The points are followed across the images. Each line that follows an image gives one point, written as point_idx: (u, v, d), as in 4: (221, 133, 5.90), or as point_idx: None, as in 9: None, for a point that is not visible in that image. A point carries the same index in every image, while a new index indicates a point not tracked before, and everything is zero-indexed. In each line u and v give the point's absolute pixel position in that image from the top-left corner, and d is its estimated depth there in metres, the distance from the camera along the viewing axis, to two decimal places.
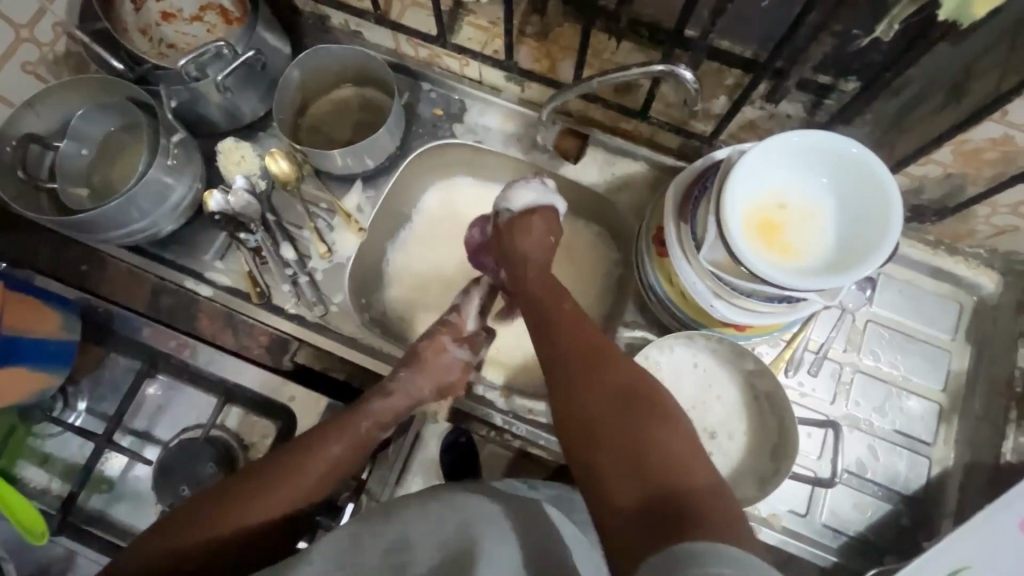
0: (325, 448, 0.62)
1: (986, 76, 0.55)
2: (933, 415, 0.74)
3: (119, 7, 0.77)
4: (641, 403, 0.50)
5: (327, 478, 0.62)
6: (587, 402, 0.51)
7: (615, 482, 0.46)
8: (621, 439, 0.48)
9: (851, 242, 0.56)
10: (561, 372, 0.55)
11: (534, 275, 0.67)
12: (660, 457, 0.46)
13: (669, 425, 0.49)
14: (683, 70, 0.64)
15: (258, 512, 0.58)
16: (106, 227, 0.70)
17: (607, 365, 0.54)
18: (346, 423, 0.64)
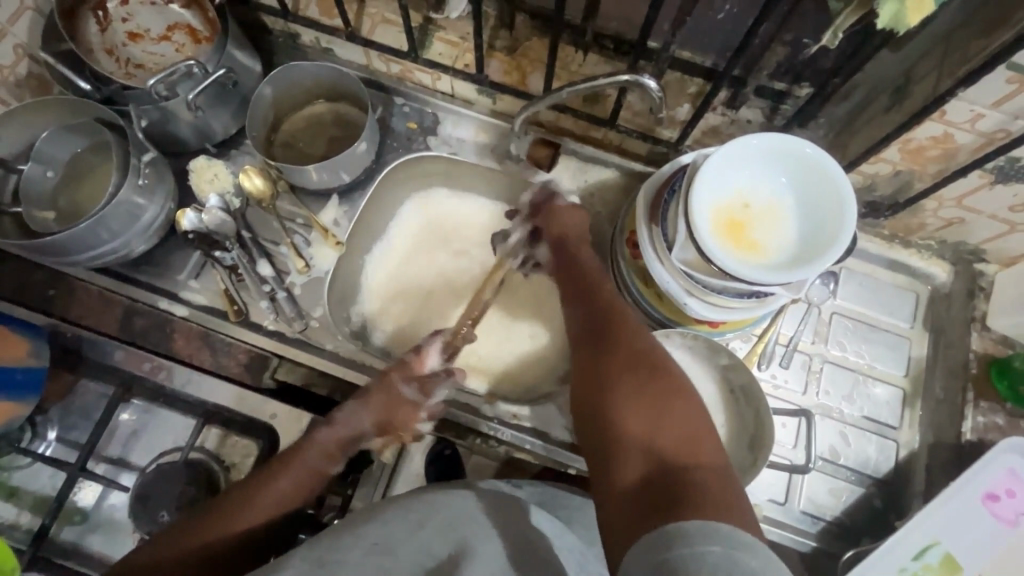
0: (272, 484, 0.61)
1: (926, 79, 0.59)
2: (898, 400, 0.78)
3: (84, 28, 0.77)
4: (658, 379, 0.54)
5: (273, 514, 0.60)
6: (612, 379, 0.55)
7: (627, 450, 0.50)
8: (636, 411, 0.52)
9: (812, 237, 0.60)
10: (591, 351, 0.59)
11: (581, 261, 0.71)
12: (671, 431, 0.50)
13: (683, 402, 0.52)
14: (648, 79, 0.66)
15: (214, 542, 0.57)
16: (74, 249, 0.69)
17: (629, 345, 0.58)
18: (285, 465, 0.63)
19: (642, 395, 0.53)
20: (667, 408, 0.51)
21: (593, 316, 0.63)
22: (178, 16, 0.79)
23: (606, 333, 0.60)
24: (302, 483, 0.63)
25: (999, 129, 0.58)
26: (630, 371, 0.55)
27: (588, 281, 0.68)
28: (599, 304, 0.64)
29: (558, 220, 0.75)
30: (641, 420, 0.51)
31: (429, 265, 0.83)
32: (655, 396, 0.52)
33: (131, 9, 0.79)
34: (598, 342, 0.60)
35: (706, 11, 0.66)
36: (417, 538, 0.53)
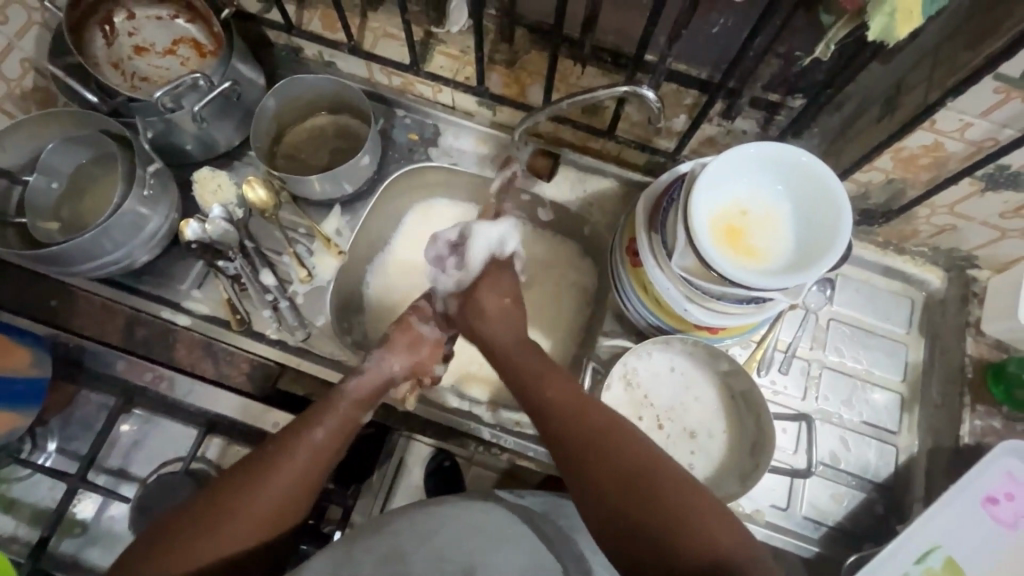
0: (310, 434, 0.63)
1: (916, 89, 0.61)
2: (896, 405, 0.79)
3: (90, 42, 0.78)
4: (657, 478, 0.53)
5: (317, 466, 0.63)
6: (613, 491, 0.53)
7: (657, 558, 0.49)
8: (652, 521, 0.51)
9: (809, 242, 0.61)
10: (574, 460, 0.57)
11: (516, 360, 0.69)
12: (690, 529, 0.49)
13: (688, 491, 0.52)
14: (645, 89, 0.68)
15: (267, 493, 0.59)
16: (79, 259, 0.69)
17: (613, 444, 0.56)
18: (323, 415, 0.65)
19: (648, 501, 0.52)
20: (678, 505, 0.51)
21: (556, 421, 0.60)
22: (184, 31, 0.80)
23: (589, 438, 0.57)
24: (342, 430, 0.66)
25: (987, 138, 0.60)
26: (629, 474, 0.54)
27: (541, 377, 0.65)
28: (568, 399, 0.62)
29: (478, 314, 0.74)
30: (656, 528, 0.50)
31: (430, 275, 0.84)
32: (662, 494, 0.52)
33: (138, 24, 0.80)
34: (578, 447, 0.58)
35: (701, 26, 0.68)
36: (425, 548, 0.54)
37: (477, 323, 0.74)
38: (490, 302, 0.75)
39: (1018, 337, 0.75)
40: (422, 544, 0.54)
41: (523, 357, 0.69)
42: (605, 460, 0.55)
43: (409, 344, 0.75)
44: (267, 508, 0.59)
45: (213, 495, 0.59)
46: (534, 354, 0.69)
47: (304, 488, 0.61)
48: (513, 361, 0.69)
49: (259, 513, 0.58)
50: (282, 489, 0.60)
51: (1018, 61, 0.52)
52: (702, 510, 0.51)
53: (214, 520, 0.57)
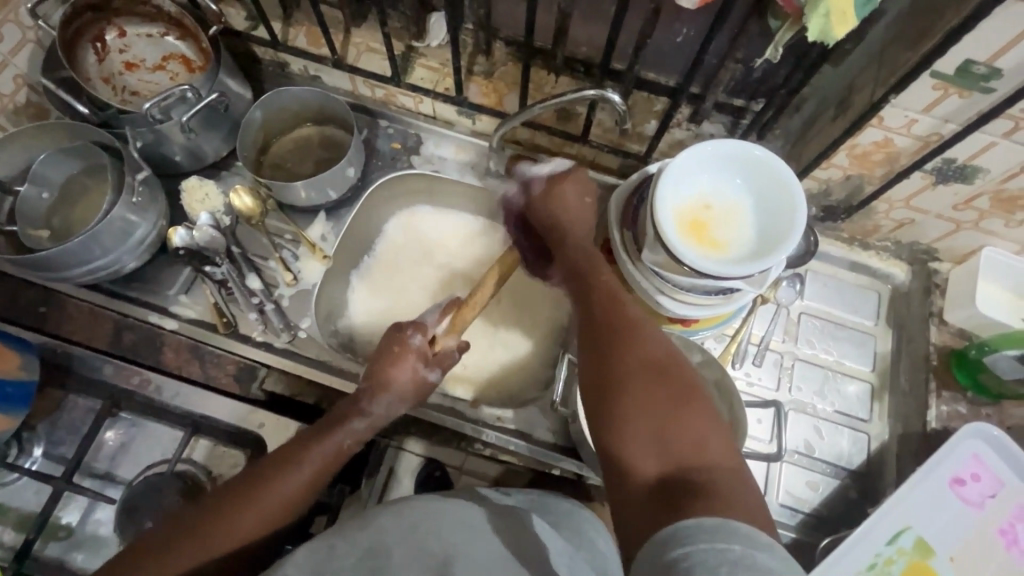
0: (304, 467, 0.60)
1: (865, 89, 0.65)
2: (867, 394, 0.81)
3: (82, 58, 0.81)
4: (669, 380, 0.52)
5: (282, 514, 0.59)
6: (621, 383, 0.52)
7: (646, 449, 0.48)
8: (653, 416, 0.50)
9: (770, 231, 0.64)
10: (597, 347, 0.56)
11: (575, 240, 0.67)
12: (686, 433, 0.49)
13: (695, 399, 0.51)
14: (612, 93, 0.71)
15: (250, 522, 0.57)
16: (67, 264, 0.71)
17: (636, 341, 0.55)
18: (301, 459, 0.61)
19: (653, 396, 0.51)
20: (678, 409, 0.50)
21: (597, 304, 0.59)
22: (173, 47, 0.84)
23: (622, 321, 0.57)
24: (318, 477, 0.61)
25: (932, 133, 0.64)
26: (642, 369, 0.52)
27: (591, 266, 0.64)
28: (604, 294, 0.60)
29: (558, 202, 0.69)
30: (654, 425, 0.49)
31: (413, 279, 0.86)
32: (667, 394, 0.51)
33: (128, 41, 0.83)
34: (606, 328, 0.57)
35: (665, 35, 0.72)
36: (407, 540, 0.54)
37: (553, 211, 0.69)
38: (577, 203, 0.69)
39: (977, 324, 0.79)
40: (404, 534, 0.55)
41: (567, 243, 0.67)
42: (627, 350, 0.54)
43: (414, 386, 0.67)
44: (226, 551, 0.56)
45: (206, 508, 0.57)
46: (589, 246, 0.66)
47: (267, 532, 0.58)
48: (577, 247, 0.66)
49: (217, 555, 0.55)
50: (242, 536, 0.56)
51: (951, 59, 0.56)
52: (705, 423, 0.49)
53: (195, 538, 0.55)
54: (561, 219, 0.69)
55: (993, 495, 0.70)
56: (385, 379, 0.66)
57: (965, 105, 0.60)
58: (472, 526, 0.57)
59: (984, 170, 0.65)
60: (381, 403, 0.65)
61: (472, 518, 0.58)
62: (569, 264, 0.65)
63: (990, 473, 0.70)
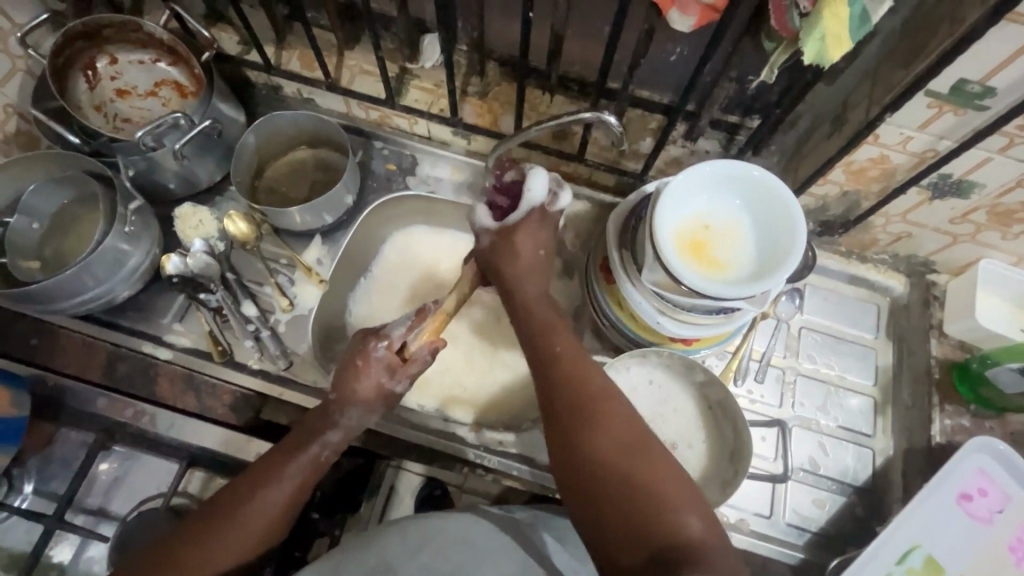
0: (283, 483, 0.60)
1: (859, 107, 0.65)
2: (870, 408, 0.81)
3: (73, 87, 0.80)
4: (644, 462, 0.52)
5: (263, 536, 0.58)
6: (594, 475, 0.52)
7: (619, 523, 0.50)
8: (632, 502, 0.50)
9: (769, 252, 0.64)
10: (558, 431, 0.56)
11: (527, 303, 0.66)
12: (664, 514, 0.49)
13: (663, 470, 0.52)
14: (608, 116, 0.71)
15: (238, 539, 0.57)
16: (57, 297, 0.70)
17: (603, 430, 0.54)
18: (276, 477, 0.60)
19: (628, 485, 0.51)
20: (655, 489, 0.50)
21: (555, 375, 0.58)
22: (165, 73, 0.83)
23: (577, 396, 0.56)
24: (299, 489, 0.60)
25: (928, 149, 0.64)
26: (615, 455, 0.52)
27: (550, 341, 0.62)
28: (568, 371, 0.58)
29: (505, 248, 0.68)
30: (634, 511, 0.49)
31: (411, 302, 0.85)
32: (643, 478, 0.51)
33: (120, 67, 0.82)
34: (564, 408, 0.56)
35: (660, 54, 0.73)
36: (409, 564, 0.55)
37: (504, 265, 0.67)
38: (525, 254, 0.67)
39: (977, 336, 0.79)
40: (405, 558, 0.55)
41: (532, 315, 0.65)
42: (594, 435, 0.53)
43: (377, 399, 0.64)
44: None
45: (192, 529, 0.57)
46: (542, 303, 0.66)
47: (251, 554, 0.57)
48: (523, 312, 0.65)
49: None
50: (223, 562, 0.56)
51: (945, 79, 0.56)
52: (682, 499, 0.50)
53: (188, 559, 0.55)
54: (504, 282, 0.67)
55: (1001, 510, 0.69)
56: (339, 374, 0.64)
57: (960, 122, 0.60)
58: (476, 543, 0.58)
59: (981, 185, 0.66)
60: (354, 392, 0.63)
61: (475, 531, 0.59)
62: (525, 333, 0.64)
63: (996, 487, 0.70)
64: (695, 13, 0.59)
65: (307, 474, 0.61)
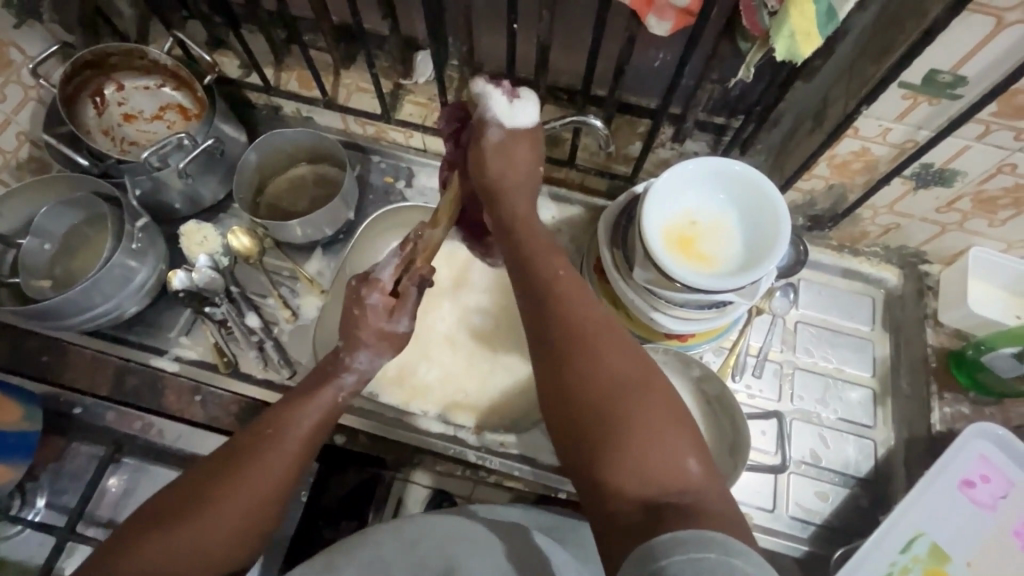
0: (296, 421, 0.57)
1: (838, 103, 0.67)
2: (869, 400, 0.81)
3: (82, 113, 0.84)
4: (646, 398, 0.49)
5: (278, 488, 0.54)
6: (596, 397, 0.49)
7: (620, 449, 0.47)
8: (632, 433, 0.47)
9: (757, 245, 0.65)
10: (559, 357, 0.52)
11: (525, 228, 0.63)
12: (662, 452, 0.46)
13: (672, 415, 0.49)
14: (593, 119, 0.72)
15: (252, 486, 0.53)
16: (69, 313, 0.72)
17: (607, 362, 0.51)
18: (288, 417, 0.57)
19: (626, 424, 0.47)
20: (656, 427, 0.47)
21: (555, 304, 0.55)
22: (169, 97, 0.87)
23: (580, 330, 0.53)
24: (317, 434, 0.57)
25: (907, 140, 0.66)
26: (615, 382, 0.50)
27: (543, 266, 0.58)
28: (566, 302, 0.55)
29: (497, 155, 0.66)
30: (637, 444, 0.47)
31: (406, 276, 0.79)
32: (645, 410, 0.48)
33: (126, 94, 0.86)
34: (567, 337, 0.53)
35: (643, 60, 0.75)
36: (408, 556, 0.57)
37: (502, 169, 0.65)
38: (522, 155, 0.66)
39: (972, 324, 0.80)
40: (405, 549, 0.58)
41: (524, 238, 0.61)
42: (602, 363, 0.51)
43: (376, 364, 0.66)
44: (224, 537, 0.51)
45: (203, 475, 0.54)
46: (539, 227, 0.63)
47: (267, 504, 0.54)
48: (517, 221, 0.64)
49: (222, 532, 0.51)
50: (235, 517, 0.52)
51: (916, 70, 0.58)
52: (680, 436, 0.47)
53: (198, 508, 0.52)
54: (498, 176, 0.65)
55: (1004, 496, 0.69)
56: (359, 348, 0.60)
57: (935, 111, 0.62)
58: (474, 538, 0.60)
59: (962, 173, 0.67)
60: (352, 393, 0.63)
61: (470, 529, 0.61)
62: (517, 264, 0.60)
63: (999, 473, 0.69)
64: (671, 17, 0.61)
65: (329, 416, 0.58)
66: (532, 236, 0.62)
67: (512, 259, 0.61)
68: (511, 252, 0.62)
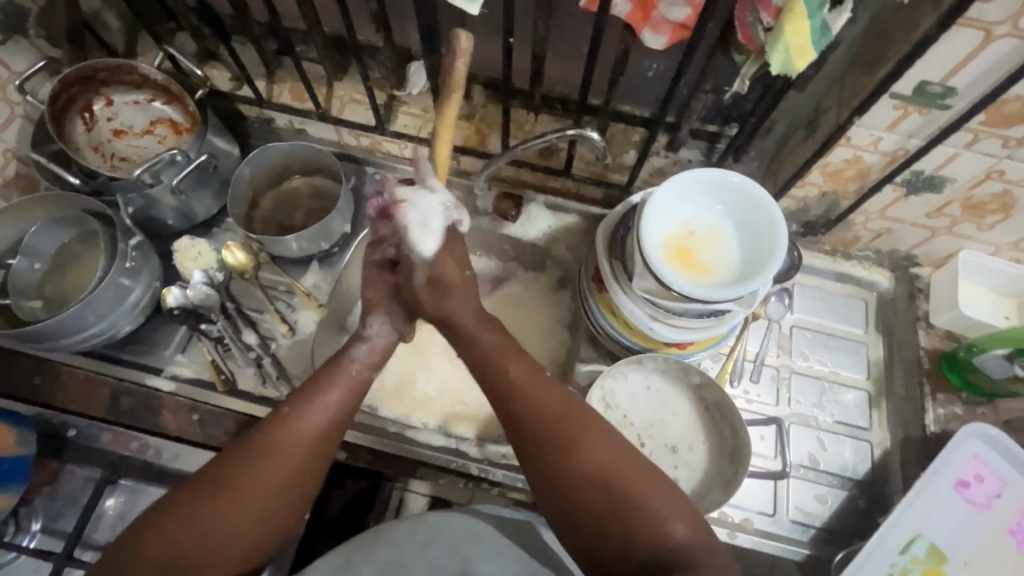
0: (323, 396, 0.58)
1: (830, 113, 0.68)
2: (865, 402, 0.82)
3: (71, 128, 0.82)
4: (625, 475, 0.52)
5: (316, 457, 0.55)
6: (574, 492, 0.52)
7: (611, 536, 0.50)
8: (616, 520, 0.50)
9: (755, 256, 0.66)
10: (535, 462, 0.54)
11: (478, 330, 0.62)
12: (645, 520, 0.49)
13: (650, 482, 0.52)
14: (590, 132, 0.72)
15: (285, 458, 0.53)
16: (62, 335, 0.71)
17: (578, 453, 0.53)
18: (316, 393, 0.58)
19: (614, 516, 0.50)
20: (639, 503, 0.50)
21: (521, 411, 0.56)
22: (160, 111, 0.86)
23: (547, 429, 0.54)
24: (340, 414, 0.58)
25: (898, 148, 0.67)
26: (594, 472, 0.52)
27: (500, 371, 0.59)
28: (528, 402, 0.56)
29: (431, 278, 0.64)
30: (623, 525, 0.50)
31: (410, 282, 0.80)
32: (624, 483, 0.51)
33: (115, 109, 0.85)
34: (538, 441, 0.54)
35: (637, 70, 0.76)
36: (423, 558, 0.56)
37: (436, 300, 0.64)
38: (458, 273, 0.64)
39: (963, 326, 0.81)
40: (418, 552, 0.57)
41: (482, 343, 0.62)
42: (574, 456, 0.52)
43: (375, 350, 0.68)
44: (255, 515, 0.51)
45: (228, 456, 0.54)
46: (472, 327, 0.63)
47: (300, 477, 0.54)
48: (472, 334, 0.63)
49: (253, 512, 0.51)
50: (266, 488, 0.52)
51: (907, 81, 0.59)
52: (662, 503, 0.51)
53: (224, 488, 0.51)
54: (432, 296, 0.64)
55: (998, 495, 0.71)
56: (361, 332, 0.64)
57: (926, 121, 0.63)
58: (485, 541, 0.59)
59: (951, 179, 0.68)
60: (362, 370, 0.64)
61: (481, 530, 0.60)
62: (480, 370, 0.61)
63: (992, 472, 0.71)
64: (666, 31, 0.63)
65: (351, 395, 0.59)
66: (489, 340, 0.62)
67: (474, 364, 0.62)
68: (471, 353, 0.62)
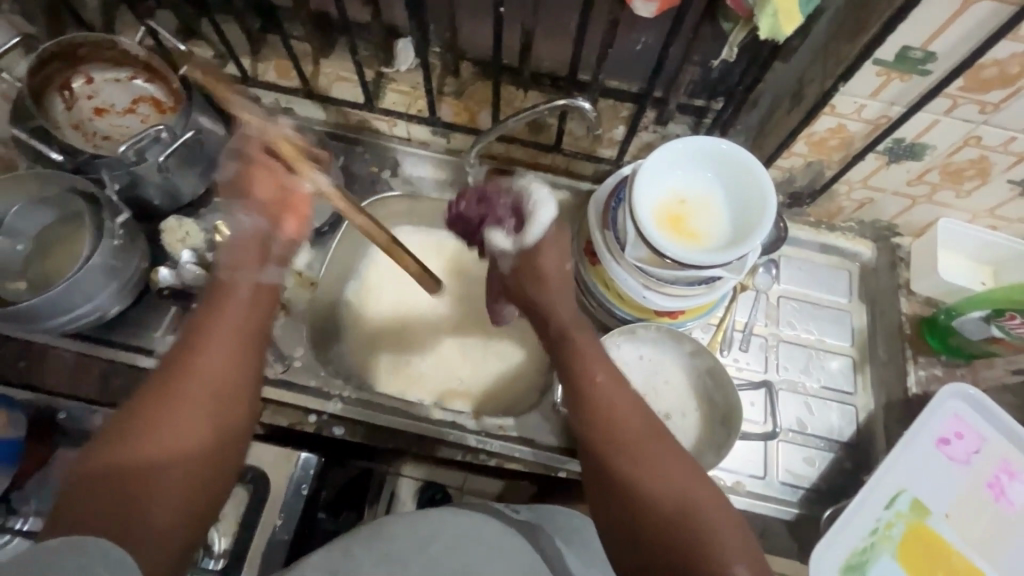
0: (219, 313, 0.58)
1: (815, 83, 0.70)
2: (850, 368, 0.84)
3: (51, 107, 0.81)
4: (688, 500, 0.52)
5: (235, 378, 0.55)
6: (638, 502, 0.52)
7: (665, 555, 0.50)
8: (674, 541, 0.50)
9: (744, 221, 0.67)
10: (606, 464, 0.55)
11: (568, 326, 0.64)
12: (709, 553, 0.49)
13: (714, 513, 0.51)
14: (580, 101, 0.73)
15: (199, 380, 0.53)
16: (48, 315, 0.70)
17: (650, 466, 0.53)
18: (211, 314, 0.58)
19: (670, 535, 0.50)
20: (697, 530, 0.50)
21: (601, 415, 0.57)
22: (142, 90, 0.84)
23: (623, 437, 0.55)
24: (242, 325, 0.58)
25: (881, 115, 0.69)
26: (659, 489, 0.52)
27: (584, 372, 0.60)
28: (608, 406, 0.58)
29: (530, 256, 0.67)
30: (681, 550, 0.49)
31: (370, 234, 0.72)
32: (689, 511, 0.51)
33: (96, 87, 0.83)
34: (615, 447, 0.55)
35: (626, 43, 0.76)
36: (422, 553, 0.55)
37: (534, 290, 0.66)
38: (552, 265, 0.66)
39: (942, 292, 0.84)
40: (420, 549, 0.55)
41: (573, 344, 0.63)
42: (646, 467, 0.53)
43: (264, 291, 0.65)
44: (196, 438, 0.51)
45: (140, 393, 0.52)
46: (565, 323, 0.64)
47: (228, 401, 0.54)
48: (557, 329, 0.64)
49: (192, 437, 0.51)
50: (195, 410, 0.52)
51: (889, 47, 0.60)
52: (726, 537, 0.50)
53: (153, 417, 0.50)
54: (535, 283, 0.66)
55: (978, 451, 0.73)
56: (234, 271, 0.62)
57: (907, 87, 0.64)
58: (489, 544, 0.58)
59: (931, 146, 0.70)
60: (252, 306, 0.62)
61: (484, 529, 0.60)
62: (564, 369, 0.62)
63: (971, 430, 0.73)
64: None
65: (234, 349, 0.56)
66: (584, 341, 0.63)
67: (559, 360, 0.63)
68: (558, 349, 0.64)
